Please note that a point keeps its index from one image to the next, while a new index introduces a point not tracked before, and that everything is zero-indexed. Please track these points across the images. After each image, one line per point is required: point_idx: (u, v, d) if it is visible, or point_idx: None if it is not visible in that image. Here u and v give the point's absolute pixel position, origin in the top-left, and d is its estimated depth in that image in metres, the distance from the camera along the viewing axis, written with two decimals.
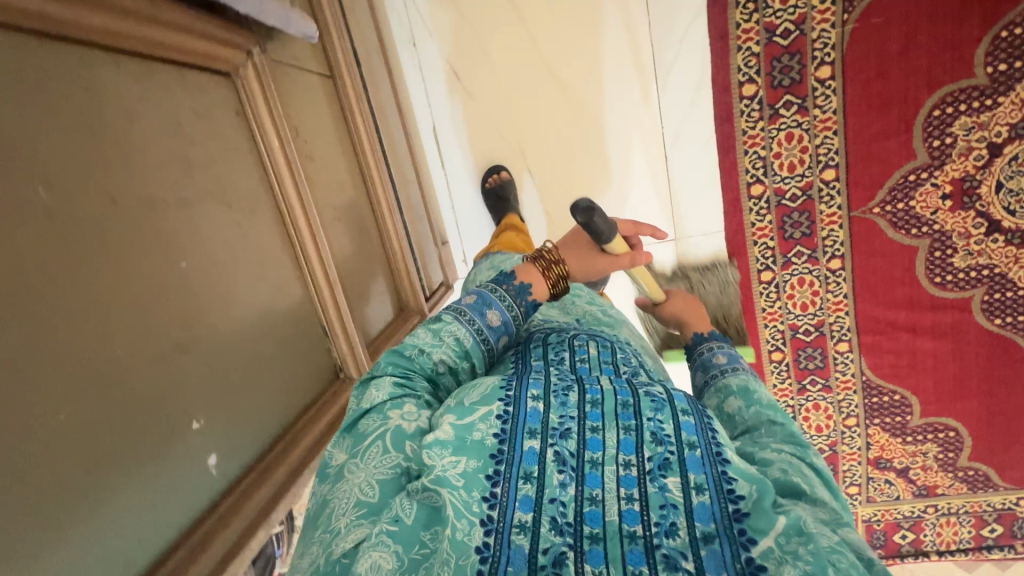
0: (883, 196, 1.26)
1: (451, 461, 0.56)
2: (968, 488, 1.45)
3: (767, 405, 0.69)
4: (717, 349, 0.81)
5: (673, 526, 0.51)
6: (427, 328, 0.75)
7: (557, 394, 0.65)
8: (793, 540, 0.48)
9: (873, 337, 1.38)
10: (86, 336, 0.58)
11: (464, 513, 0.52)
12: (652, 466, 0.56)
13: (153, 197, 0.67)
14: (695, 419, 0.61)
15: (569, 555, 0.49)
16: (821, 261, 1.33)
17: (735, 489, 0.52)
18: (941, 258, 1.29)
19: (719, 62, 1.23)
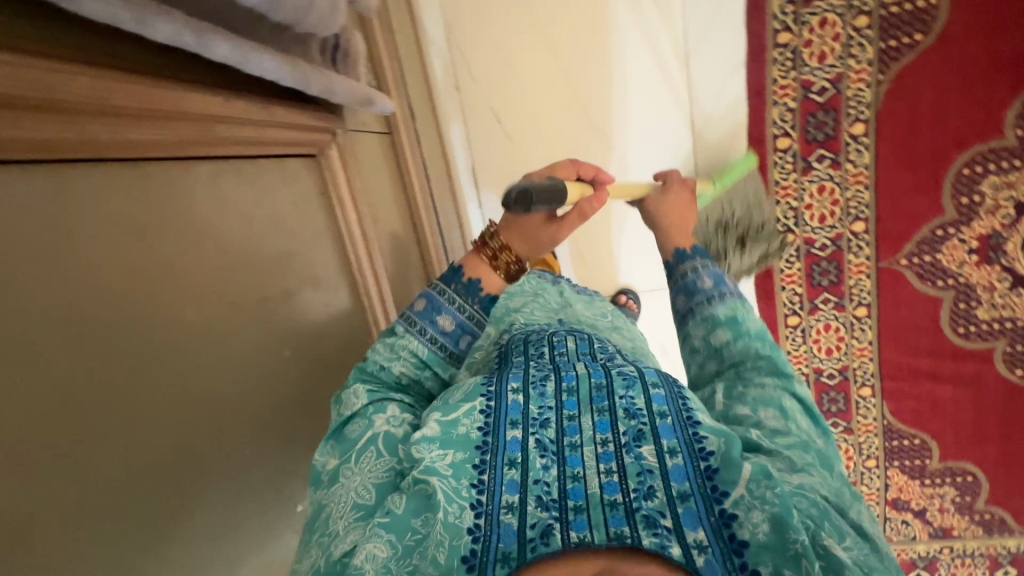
0: (911, 248, 1.30)
1: (439, 452, 0.61)
2: (984, 531, 1.48)
3: (755, 337, 0.74)
4: (704, 272, 0.79)
5: (650, 489, 0.56)
6: (385, 343, 0.78)
7: (534, 385, 0.67)
8: (762, 484, 0.56)
9: (895, 383, 1.41)
10: (198, 428, 0.62)
11: (454, 498, 0.57)
12: (627, 438, 0.60)
13: (249, 282, 0.71)
14: (665, 391, 0.66)
15: (555, 526, 0.53)
16: (848, 308, 1.36)
17: (705, 447, 0.59)
18: (965, 310, 1.32)
19: (755, 116, 1.26)
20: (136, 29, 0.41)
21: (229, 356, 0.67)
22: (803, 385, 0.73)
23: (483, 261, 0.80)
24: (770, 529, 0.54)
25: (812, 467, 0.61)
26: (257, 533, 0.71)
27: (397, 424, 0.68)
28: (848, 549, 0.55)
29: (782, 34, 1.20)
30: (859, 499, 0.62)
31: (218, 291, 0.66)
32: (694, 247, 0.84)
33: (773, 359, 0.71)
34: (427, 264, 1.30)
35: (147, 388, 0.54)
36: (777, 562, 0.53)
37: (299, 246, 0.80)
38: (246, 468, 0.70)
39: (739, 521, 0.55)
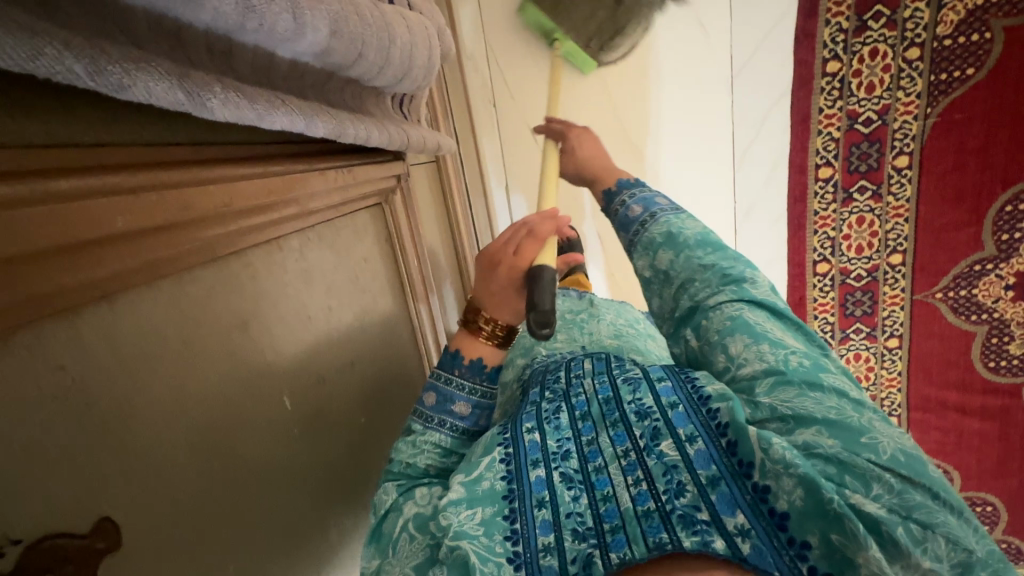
0: (946, 282, 1.29)
1: (468, 513, 0.58)
2: None
3: (693, 247, 0.74)
4: (631, 202, 0.83)
5: (680, 485, 0.55)
6: (405, 440, 0.72)
7: (549, 418, 0.67)
8: (771, 443, 0.52)
9: (921, 414, 1.43)
10: (289, 495, 0.60)
11: (489, 556, 0.55)
12: (645, 440, 0.60)
13: (331, 336, 0.68)
14: (672, 378, 0.64)
15: (595, 554, 0.54)
16: (879, 339, 1.37)
17: (721, 421, 0.57)
18: (997, 345, 1.31)
19: (799, 144, 1.25)
20: (258, 125, 0.39)
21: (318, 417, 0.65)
22: (760, 282, 0.70)
23: (480, 342, 0.73)
24: (805, 494, 0.50)
25: (806, 394, 0.57)
26: None
27: (427, 502, 0.65)
28: (878, 499, 0.50)
29: (831, 64, 1.18)
30: (864, 405, 0.56)
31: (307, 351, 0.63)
32: (619, 181, 0.88)
33: (715, 266, 0.71)
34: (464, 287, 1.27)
35: (247, 467, 0.53)
36: (823, 533, 0.49)
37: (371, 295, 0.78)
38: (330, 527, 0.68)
39: (773, 492, 0.52)
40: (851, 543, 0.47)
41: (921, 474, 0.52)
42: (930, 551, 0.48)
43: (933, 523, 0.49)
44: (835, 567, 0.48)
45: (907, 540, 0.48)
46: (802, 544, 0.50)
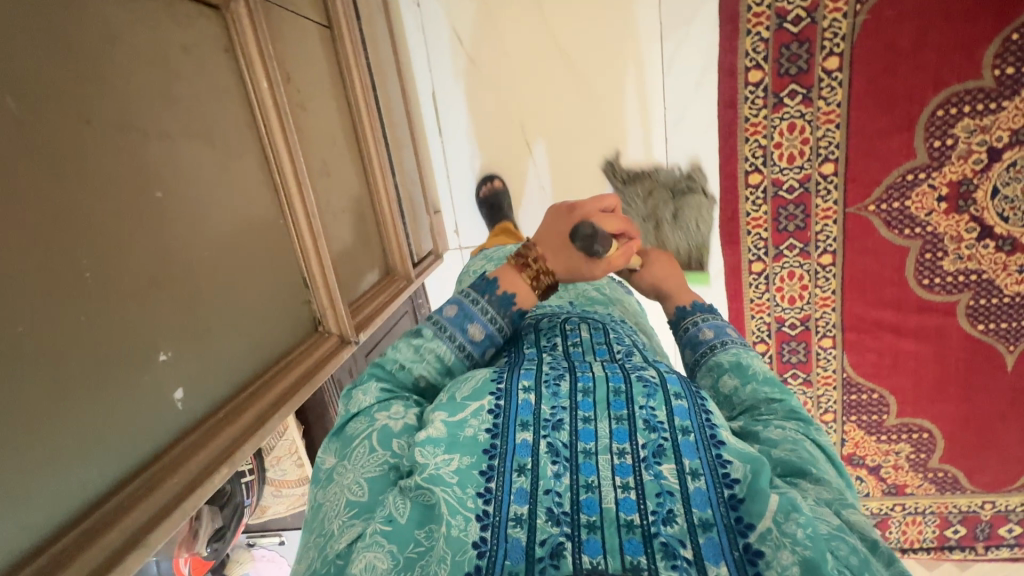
0: (879, 194, 1.26)
1: (444, 458, 0.51)
2: (936, 489, 1.49)
3: (763, 380, 0.62)
4: (703, 323, 0.70)
5: (670, 513, 0.47)
6: (407, 342, 0.66)
7: (547, 383, 0.59)
8: (791, 520, 0.45)
9: (857, 335, 1.39)
10: (55, 257, 0.53)
11: (459, 509, 0.48)
12: (647, 451, 0.51)
13: (133, 125, 0.62)
14: (690, 401, 0.55)
15: (566, 545, 0.45)
16: (813, 256, 1.33)
17: (729, 473, 0.49)
18: (931, 261, 1.29)
19: (727, 45, 1.21)
20: None
21: (106, 196, 0.58)
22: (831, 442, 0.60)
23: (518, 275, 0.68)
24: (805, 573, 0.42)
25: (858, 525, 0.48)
26: (148, 396, 0.62)
27: (400, 418, 0.59)
28: None
29: None
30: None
31: (88, 119, 0.57)
32: (693, 300, 0.74)
33: (790, 402, 0.60)
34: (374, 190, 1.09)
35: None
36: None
37: (208, 112, 0.73)
38: (137, 327, 0.61)
39: (766, 559, 0.44)
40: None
41: None
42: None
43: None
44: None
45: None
46: None
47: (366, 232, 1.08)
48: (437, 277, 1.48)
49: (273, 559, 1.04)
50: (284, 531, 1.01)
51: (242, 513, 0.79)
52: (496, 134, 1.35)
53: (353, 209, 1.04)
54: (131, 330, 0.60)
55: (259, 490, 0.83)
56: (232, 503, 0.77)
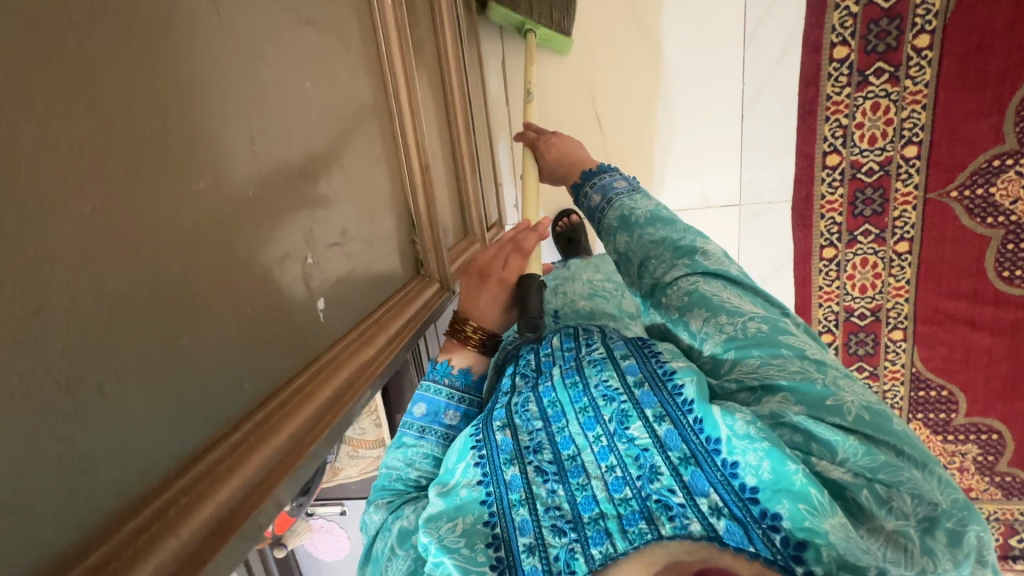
0: (963, 179, 1.22)
1: (449, 525, 0.62)
2: (1002, 494, 1.43)
3: (644, 225, 0.78)
4: (591, 191, 0.88)
5: (654, 469, 0.61)
6: (396, 453, 0.78)
7: (518, 419, 0.72)
8: (736, 421, 0.58)
9: (929, 328, 1.33)
10: (170, 169, 0.46)
11: (471, 567, 0.58)
12: (614, 424, 0.66)
13: (256, 42, 0.58)
14: (637, 356, 0.72)
15: (576, 550, 0.57)
16: (888, 242, 1.28)
17: (685, 398, 0.63)
18: (1013, 252, 1.24)
19: (814, 19, 1.18)
20: None
21: (235, 112, 0.54)
22: (712, 245, 0.74)
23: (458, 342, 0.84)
24: (772, 467, 0.55)
25: (769, 363, 0.62)
26: (262, 335, 0.57)
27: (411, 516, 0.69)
28: (845, 463, 0.56)
29: None
30: (825, 366, 0.61)
31: (220, 17, 0.53)
32: (581, 173, 0.93)
33: (674, 237, 0.75)
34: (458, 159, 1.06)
35: (111, 91, 0.41)
36: (792, 505, 0.53)
37: (325, 45, 0.71)
38: (258, 260, 0.56)
39: (741, 468, 0.56)
40: (818, 513, 0.52)
41: (883, 430, 0.57)
42: (895, 508, 0.54)
43: (898, 481, 0.54)
44: (808, 534, 0.52)
45: (869, 503, 0.55)
46: (772, 517, 0.53)
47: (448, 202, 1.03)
48: None
49: (332, 530, 0.98)
50: (349, 500, 0.95)
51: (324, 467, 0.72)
52: (565, 106, 1.33)
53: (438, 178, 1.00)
54: (244, 263, 0.54)
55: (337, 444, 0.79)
56: None
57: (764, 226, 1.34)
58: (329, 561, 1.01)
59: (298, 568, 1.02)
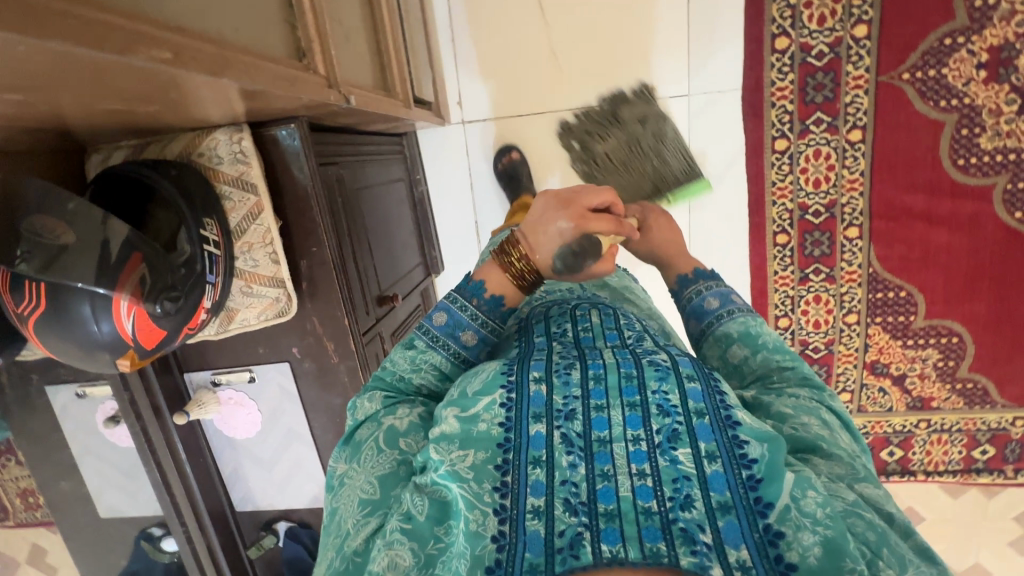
0: (915, 60, 1.18)
1: (458, 455, 0.47)
2: (964, 403, 1.39)
3: (775, 350, 0.61)
4: (708, 292, 0.67)
5: (688, 499, 0.43)
6: (403, 352, 0.61)
7: (558, 371, 0.52)
8: (809, 497, 0.43)
9: (886, 224, 1.29)
10: None
11: (475, 504, 0.44)
12: (661, 437, 0.47)
13: None
14: (704, 383, 0.50)
15: (585, 535, 0.42)
16: (841, 131, 1.24)
17: (747, 453, 0.45)
18: (968, 137, 1.20)
19: None
20: None
21: None
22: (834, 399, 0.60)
23: (502, 270, 0.60)
24: (823, 554, 0.40)
25: (867, 484, 0.48)
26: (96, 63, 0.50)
27: (407, 419, 0.56)
28: None
29: None
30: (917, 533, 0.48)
31: None
32: (695, 267, 0.71)
33: (799, 368, 0.59)
34: (379, 24, 0.95)
35: None
36: None
37: None
38: None
39: (787, 540, 0.41)
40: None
41: None
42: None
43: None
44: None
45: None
46: None
47: (368, 69, 0.89)
48: (434, 148, 1.39)
49: (242, 402, 0.92)
50: (257, 365, 0.89)
51: (199, 288, 0.67)
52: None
53: (355, 40, 0.86)
54: None
55: (225, 275, 0.72)
56: (189, 268, 0.66)
57: (714, 117, 1.29)
58: (241, 440, 0.95)
59: (207, 447, 0.97)
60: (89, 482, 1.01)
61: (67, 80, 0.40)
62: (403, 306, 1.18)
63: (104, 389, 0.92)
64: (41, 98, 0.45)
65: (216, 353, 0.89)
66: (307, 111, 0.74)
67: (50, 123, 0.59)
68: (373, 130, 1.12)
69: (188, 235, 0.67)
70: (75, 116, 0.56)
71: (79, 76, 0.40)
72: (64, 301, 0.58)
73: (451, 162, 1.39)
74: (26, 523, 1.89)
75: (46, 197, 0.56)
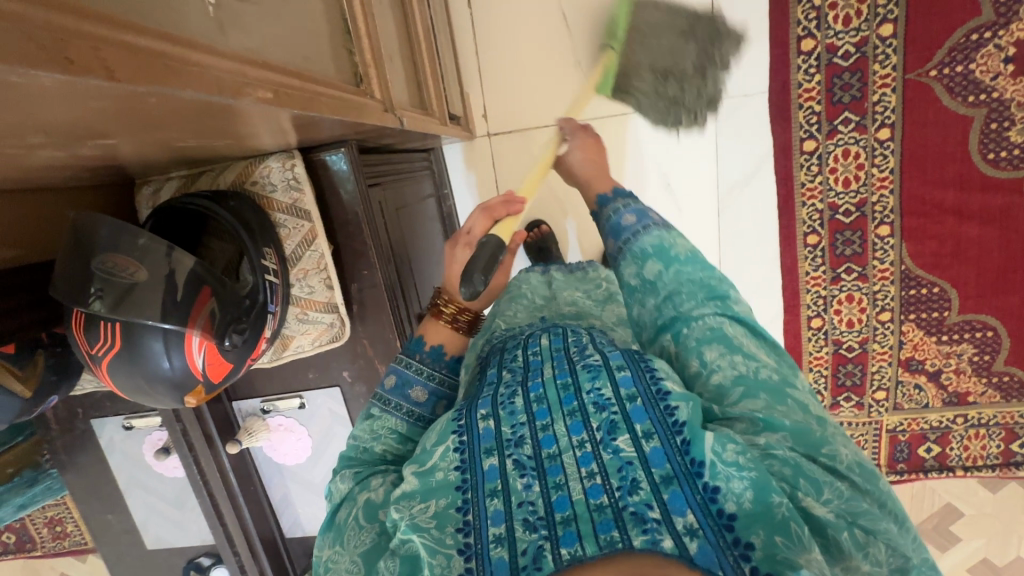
0: (942, 57, 1.18)
1: (420, 508, 0.45)
2: (1001, 396, 1.38)
3: (685, 261, 0.60)
4: (625, 210, 0.68)
5: (634, 482, 0.42)
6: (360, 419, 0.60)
7: (503, 402, 0.50)
8: (730, 448, 0.42)
9: (917, 220, 1.29)
10: None
11: (438, 548, 0.42)
12: (602, 432, 0.45)
13: None
14: (632, 367, 0.50)
15: (545, 546, 0.40)
16: (870, 130, 1.24)
17: (678, 418, 0.44)
18: (997, 131, 1.20)
19: None
20: None
21: None
22: (742, 302, 0.59)
23: (443, 326, 0.65)
24: (756, 496, 0.40)
25: (777, 406, 0.48)
26: None
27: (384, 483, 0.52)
28: (832, 496, 0.42)
29: None
30: (825, 419, 0.48)
31: None
32: (614, 191, 0.73)
33: (709, 284, 0.58)
34: (416, 45, 0.95)
35: None
36: (768, 535, 0.39)
37: None
38: None
39: (722, 493, 0.40)
40: (795, 546, 0.38)
41: (876, 485, 0.46)
42: (869, 556, 0.42)
43: (877, 529, 0.43)
44: (779, 574, 0.38)
45: (850, 551, 0.41)
46: (745, 543, 0.39)
47: (407, 89, 0.89)
48: (459, 163, 1.39)
49: (292, 429, 0.91)
50: (307, 390, 0.88)
51: (263, 320, 0.67)
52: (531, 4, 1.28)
53: (397, 61, 0.86)
54: None
55: (283, 303, 0.71)
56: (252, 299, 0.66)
57: (741, 120, 1.29)
58: (290, 466, 0.95)
59: (257, 474, 0.96)
60: (136, 515, 1.00)
61: (168, 121, 0.40)
62: None
63: (152, 421, 0.91)
64: (129, 140, 0.45)
65: (267, 381, 0.88)
66: (358, 136, 0.73)
67: (119, 162, 0.59)
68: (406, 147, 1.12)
69: (250, 265, 0.67)
70: (143, 153, 0.56)
71: (183, 116, 0.39)
72: (137, 340, 0.57)
73: (477, 176, 1.39)
74: (54, 553, 1.87)
75: (117, 234, 0.54)
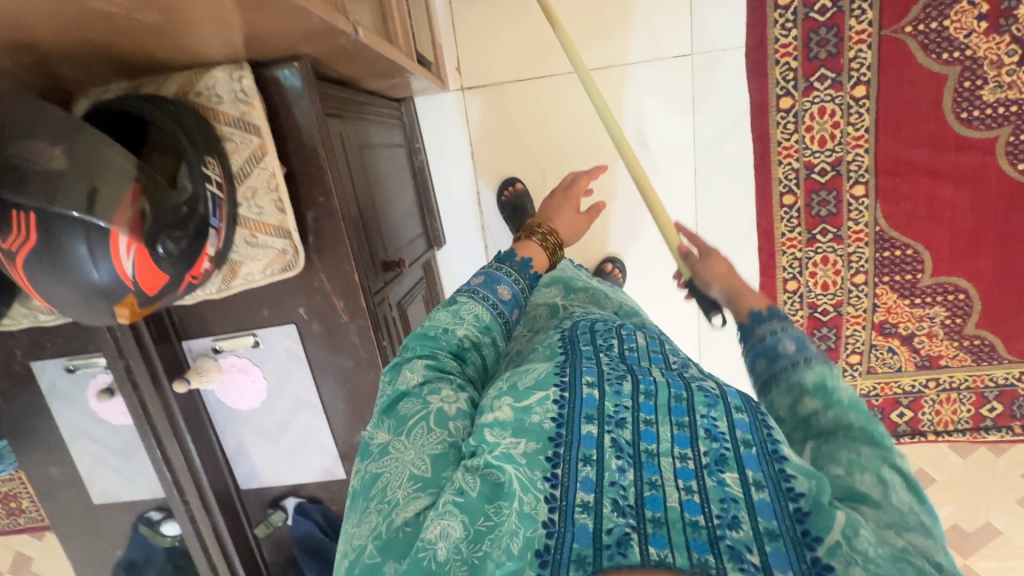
0: (917, 12, 1.18)
1: (510, 443, 0.42)
2: (972, 359, 1.39)
3: (854, 408, 0.48)
4: (783, 334, 0.55)
5: (735, 519, 0.39)
6: (444, 308, 0.57)
7: (610, 378, 0.47)
8: (862, 534, 0.37)
9: (892, 180, 1.29)
10: None
11: (530, 487, 0.40)
12: (707, 459, 0.42)
13: None
14: (752, 415, 0.45)
15: (632, 536, 0.37)
16: (845, 87, 1.23)
17: (794, 486, 0.40)
18: (971, 90, 1.20)
19: None
20: None
21: None
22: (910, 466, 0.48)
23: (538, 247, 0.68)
24: None
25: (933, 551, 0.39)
26: None
27: (458, 401, 0.48)
28: None
29: None
30: None
31: None
32: (768, 305, 0.60)
33: (873, 427, 0.47)
34: None
35: None
36: None
37: None
38: None
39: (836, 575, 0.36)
40: None
41: None
42: None
43: None
44: None
45: None
46: None
47: (370, 15, 0.85)
48: (433, 118, 1.35)
49: (246, 370, 0.87)
50: (261, 329, 0.84)
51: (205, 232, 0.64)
52: None
53: None
54: None
55: (227, 221, 0.68)
56: (193, 211, 0.62)
57: (718, 77, 1.28)
58: (243, 411, 0.91)
59: (210, 421, 0.91)
60: (81, 465, 0.95)
61: None
62: (409, 274, 1.15)
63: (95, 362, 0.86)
64: None
65: (218, 318, 0.84)
66: (311, 48, 0.69)
67: (45, 49, 0.55)
68: (372, 89, 1.08)
69: (189, 172, 0.63)
70: (66, 34, 0.52)
71: None
72: (58, 237, 0.52)
73: (450, 132, 1.35)
74: (7, 529, 1.79)
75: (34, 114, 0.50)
